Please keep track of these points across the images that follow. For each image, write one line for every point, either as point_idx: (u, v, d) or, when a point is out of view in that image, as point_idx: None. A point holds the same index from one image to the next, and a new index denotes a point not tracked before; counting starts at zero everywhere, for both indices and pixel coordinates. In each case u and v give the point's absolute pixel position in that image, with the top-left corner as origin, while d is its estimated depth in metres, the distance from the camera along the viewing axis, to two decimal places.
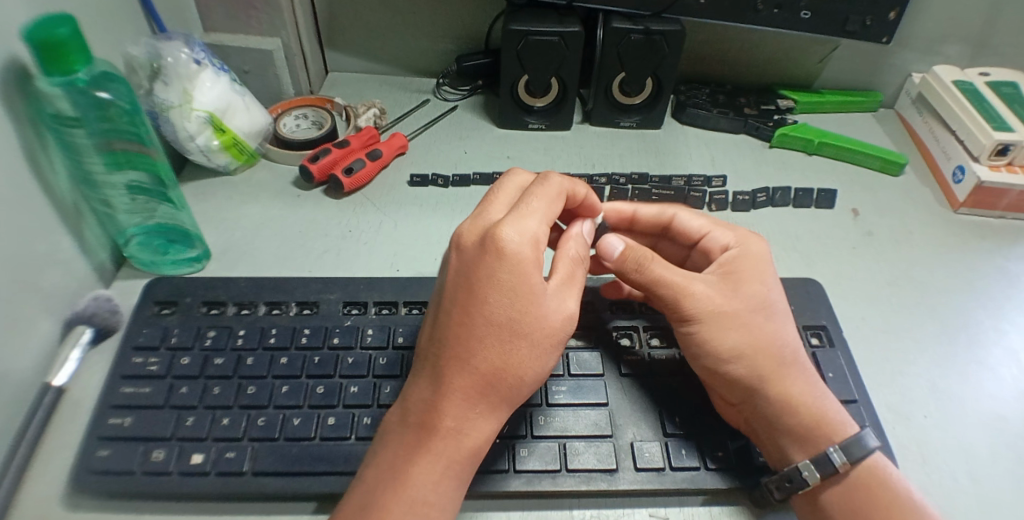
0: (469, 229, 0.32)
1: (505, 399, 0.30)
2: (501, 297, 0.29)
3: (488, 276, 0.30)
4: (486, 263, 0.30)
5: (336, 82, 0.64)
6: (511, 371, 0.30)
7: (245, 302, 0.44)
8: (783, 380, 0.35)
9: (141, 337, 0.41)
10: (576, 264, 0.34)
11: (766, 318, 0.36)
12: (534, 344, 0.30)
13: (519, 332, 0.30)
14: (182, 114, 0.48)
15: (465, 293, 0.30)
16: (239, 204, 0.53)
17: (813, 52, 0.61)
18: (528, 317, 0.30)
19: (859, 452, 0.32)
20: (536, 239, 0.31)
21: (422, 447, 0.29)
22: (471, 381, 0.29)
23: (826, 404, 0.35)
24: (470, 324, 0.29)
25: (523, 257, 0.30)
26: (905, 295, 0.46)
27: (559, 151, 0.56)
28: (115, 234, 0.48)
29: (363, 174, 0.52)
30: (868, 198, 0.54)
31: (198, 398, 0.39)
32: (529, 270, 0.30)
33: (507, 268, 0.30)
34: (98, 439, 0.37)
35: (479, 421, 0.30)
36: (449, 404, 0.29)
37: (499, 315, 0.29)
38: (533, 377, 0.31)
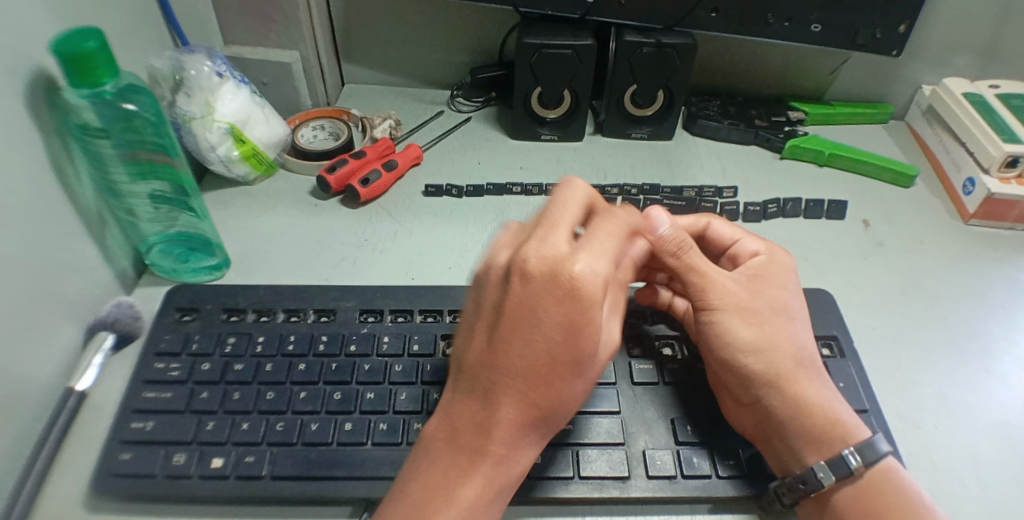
0: (533, 251, 0.28)
1: (552, 425, 0.31)
2: (564, 336, 0.28)
3: (553, 313, 0.28)
4: (555, 299, 0.28)
5: (351, 93, 0.65)
6: (563, 402, 0.30)
7: (264, 310, 0.45)
8: (798, 380, 0.35)
9: (163, 343, 0.43)
10: (623, 284, 0.33)
11: (785, 318, 0.37)
12: (586, 378, 0.30)
13: (580, 368, 0.29)
14: (204, 125, 0.49)
15: (531, 326, 0.28)
16: (256, 213, 0.53)
17: (823, 64, 0.61)
18: (585, 351, 0.29)
19: (873, 456, 0.32)
20: (606, 274, 0.29)
21: (472, 471, 0.29)
22: (525, 411, 0.29)
23: (839, 408, 0.35)
24: (535, 361, 0.28)
25: (597, 297, 0.28)
26: (917, 307, 0.47)
27: (571, 161, 0.57)
28: (137, 242, 0.49)
29: (379, 184, 0.53)
30: (879, 208, 0.54)
31: (218, 403, 0.40)
32: (595, 310, 0.28)
33: (579, 307, 0.28)
34: (123, 441, 0.38)
35: (525, 444, 0.30)
36: (504, 432, 0.29)
37: (567, 355, 0.28)
38: (577, 403, 0.31)
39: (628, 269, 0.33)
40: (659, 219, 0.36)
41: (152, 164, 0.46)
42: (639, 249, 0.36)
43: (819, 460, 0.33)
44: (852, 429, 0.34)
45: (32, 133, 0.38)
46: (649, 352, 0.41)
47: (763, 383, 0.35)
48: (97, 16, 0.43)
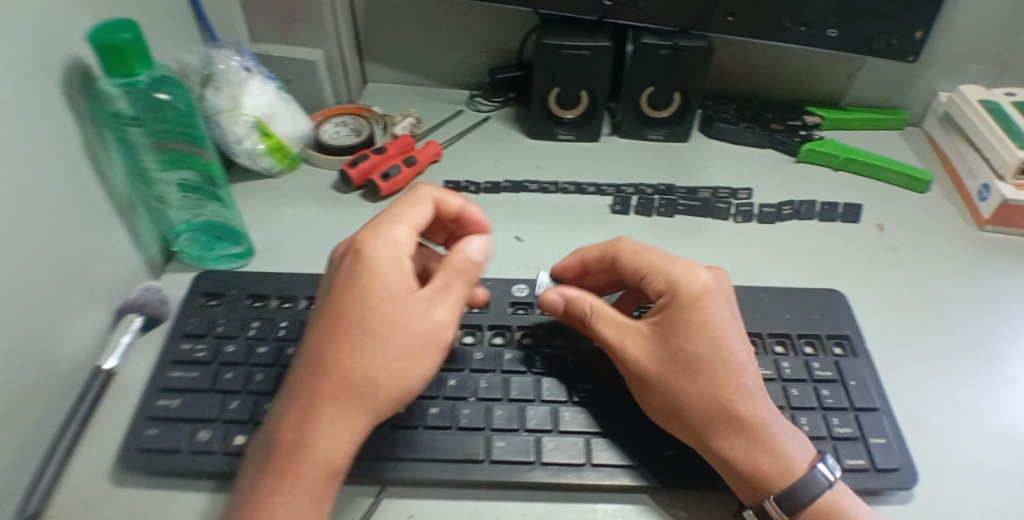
0: (346, 242, 0.36)
1: (361, 407, 0.31)
2: (356, 300, 0.32)
3: (350, 279, 0.33)
4: (346, 269, 0.34)
5: (373, 92, 0.66)
6: (360, 377, 0.31)
7: (288, 296, 0.46)
8: (732, 402, 0.33)
9: (189, 325, 0.44)
10: (454, 267, 0.35)
11: (721, 367, 0.34)
12: (385, 350, 0.32)
13: (378, 340, 0.32)
14: (230, 119, 0.51)
15: (326, 301, 0.33)
16: (280, 204, 0.55)
17: (840, 69, 0.61)
18: (357, 312, 0.32)
19: (792, 505, 0.32)
20: (395, 246, 0.34)
21: (276, 462, 0.30)
22: (329, 385, 0.31)
23: (761, 445, 0.33)
24: (329, 334, 0.32)
25: (384, 269, 0.33)
26: (929, 310, 0.47)
27: (588, 161, 0.58)
28: (166, 230, 0.51)
29: (400, 180, 0.54)
30: (893, 213, 0.55)
31: (241, 384, 0.41)
32: (383, 274, 0.33)
33: (365, 271, 0.33)
34: (150, 418, 0.40)
35: (337, 429, 0.31)
36: (297, 413, 0.31)
37: (361, 322, 0.32)
38: (388, 381, 0.32)
39: (450, 266, 0.35)
40: (550, 303, 0.40)
41: (183, 155, 0.47)
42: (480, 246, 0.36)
43: (766, 500, 0.32)
44: (789, 465, 0.33)
45: (67, 120, 0.40)
46: None
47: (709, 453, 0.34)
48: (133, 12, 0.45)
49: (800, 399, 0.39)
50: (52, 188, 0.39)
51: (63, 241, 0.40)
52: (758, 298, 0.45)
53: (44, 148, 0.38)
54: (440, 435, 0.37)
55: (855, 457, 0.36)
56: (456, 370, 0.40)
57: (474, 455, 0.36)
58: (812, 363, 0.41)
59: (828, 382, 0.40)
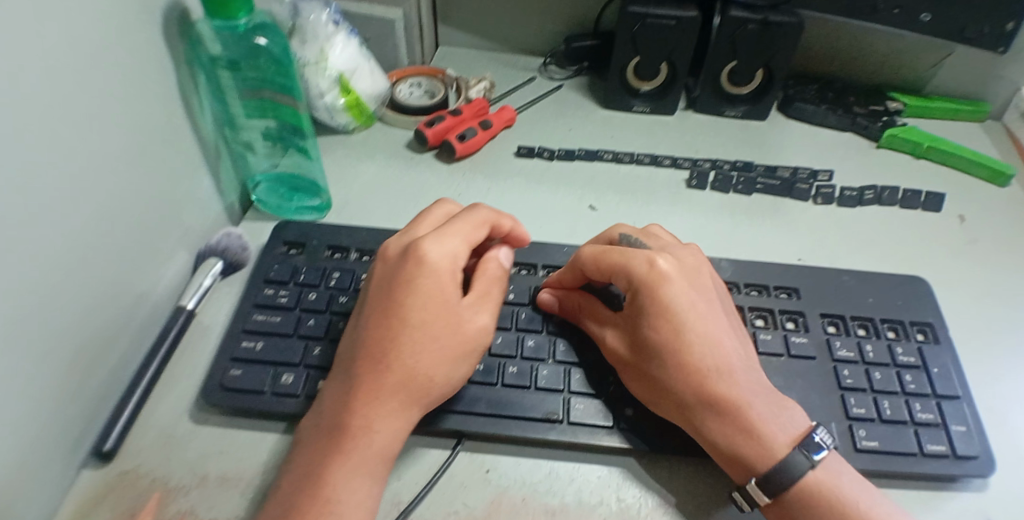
0: (395, 243, 0.38)
1: (417, 402, 0.33)
2: (417, 301, 0.34)
3: (410, 281, 0.34)
4: (403, 271, 0.35)
5: (446, 55, 0.65)
6: (416, 375, 0.33)
7: (366, 250, 0.46)
8: (752, 397, 0.33)
9: (272, 271, 0.45)
10: (494, 284, 0.38)
11: (702, 357, 0.34)
12: (443, 351, 0.34)
13: (432, 338, 0.34)
14: (316, 72, 0.51)
15: (384, 300, 0.35)
16: (354, 161, 0.55)
17: (926, 56, 0.60)
18: (417, 314, 0.34)
19: (774, 484, 0.31)
20: (452, 255, 0.36)
21: (340, 450, 0.31)
22: (385, 381, 0.33)
23: (777, 417, 0.33)
24: (383, 328, 0.34)
25: (441, 271, 0.35)
26: (1015, 306, 0.46)
27: (662, 135, 0.57)
28: (246, 178, 0.51)
29: (474, 142, 0.54)
30: (975, 206, 0.53)
31: (324, 331, 0.42)
32: (441, 280, 0.35)
33: (424, 275, 0.35)
34: (237, 357, 0.41)
35: (391, 421, 0.32)
36: (359, 405, 0.32)
37: (416, 320, 0.34)
38: (443, 381, 0.34)
39: (489, 286, 0.38)
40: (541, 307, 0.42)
41: (275, 104, 0.49)
42: (507, 256, 0.40)
43: (751, 478, 0.32)
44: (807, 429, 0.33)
45: (166, 61, 0.40)
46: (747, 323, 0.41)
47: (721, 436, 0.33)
48: None
49: (883, 382, 0.37)
50: (147, 130, 0.39)
51: (153, 183, 0.41)
52: (841, 280, 0.44)
53: (141, 87, 0.38)
54: (520, 394, 0.37)
55: (937, 443, 0.35)
56: (534, 332, 0.41)
57: (554, 416, 0.36)
58: (895, 348, 0.39)
59: (910, 368, 0.38)
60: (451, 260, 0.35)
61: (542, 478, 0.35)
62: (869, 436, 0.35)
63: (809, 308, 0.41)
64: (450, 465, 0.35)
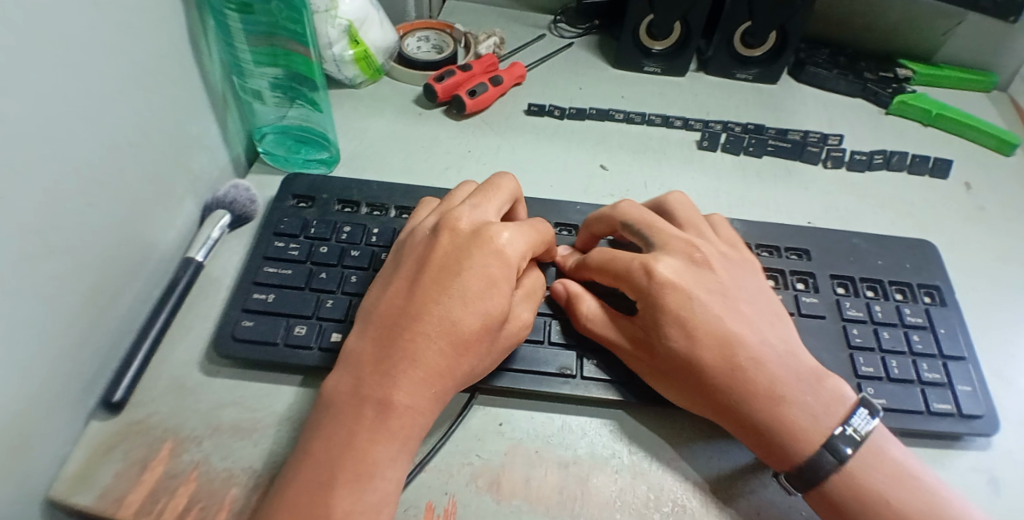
0: (465, 217, 0.36)
1: (456, 387, 0.33)
2: (483, 289, 0.33)
3: (482, 264, 0.34)
4: (472, 251, 0.34)
5: (454, 9, 0.62)
6: (467, 363, 0.33)
7: (377, 205, 0.46)
8: (791, 389, 0.33)
9: (282, 224, 0.44)
10: (538, 283, 0.38)
11: (722, 350, 0.34)
12: (493, 343, 0.34)
13: (491, 329, 0.33)
14: (326, 20, 0.49)
15: (447, 276, 0.33)
16: (361, 116, 0.53)
17: (942, 22, 0.59)
18: (484, 301, 0.33)
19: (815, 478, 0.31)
20: (520, 246, 0.35)
21: (383, 427, 0.30)
22: (439, 363, 0.32)
23: (815, 409, 0.33)
24: (447, 306, 0.32)
25: (510, 261, 0.35)
26: (1013, 272, 0.47)
27: (674, 97, 0.56)
28: (252, 129, 0.50)
29: (485, 99, 0.53)
30: (981, 174, 0.54)
31: (336, 284, 0.42)
32: (508, 269, 0.34)
33: (495, 261, 0.34)
34: (249, 308, 0.40)
35: (434, 402, 0.32)
36: (409, 382, 0.31)
37: (482, 307, 0.33)
38: (481, 370, 0.34)
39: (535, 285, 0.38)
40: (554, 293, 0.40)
41: (286, 52, 0.47)
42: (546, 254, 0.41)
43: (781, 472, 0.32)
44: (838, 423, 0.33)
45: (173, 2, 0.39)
46: None
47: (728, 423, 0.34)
48: None
49: (891, 342, 0.38)
50: (153, 74, 0.38)
51: (161, 130, 0.40)
52: (852, 243, 0.44)
53: (148, 29, 0.37)
54: (534, 350, 0.38)
55: (943, 402, 0.36)
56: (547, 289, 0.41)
57: (567, 371, 0.37)
58: (903, 309, 0.40)
59: (918, 328, 0.39)
60: (519, 250, 0.35)
61: (555, 431, 0.36)
62: (877, 394, 0.36)
63: (820, 269, 0.42)
64: (465, 419, 0.36)
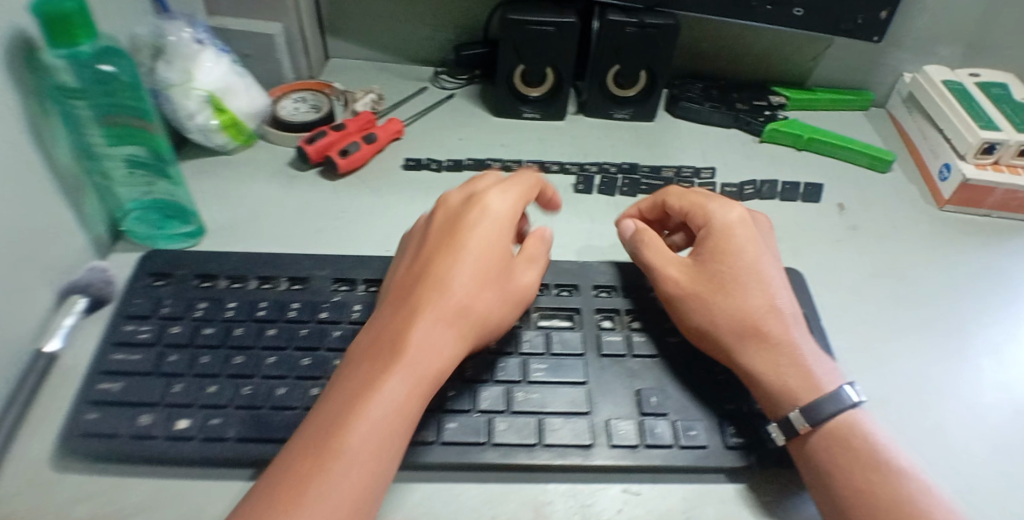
0: (454, 196, 0.38)
1: (397, 364, 0.30)
2: (453, 265, 0.34)
3: (422, 260, 0.35)
4: (467, 223, 0.36)
5: (336, 68, 0.64)
6: (399, 341, 0.31)
7: (238, 276, 0.45)
8: (770, 339, 0.36)
9: (132, 307, 0.43)
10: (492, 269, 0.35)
11: (709, 288, 0.38)
12: (433, 313, 0.32)
13: (466, 300, 0.33)
14: (183, 93, 0.49)
15: (404, 280, 0.35)
16: (234, 184, 0.52)
17: (808, 49, 0.61)
18: (425, 281, 0.33)
19: (830, 411, 0.33)
20: (509, 209, 0.37)
21: (386, 368, 0.30)
22: (369, 343, 0.31)
23: (789, 369, 0.35)
24: (424, 287, 0.33)
25: (491, 226, 0.36)
26: (888, 287, 0.47)
27: (554, 140, 0.57)
28: (114, 209, 0.49)
29: (359, 156, 0.53)
30: (855, 193, 0.55)
31: (187, 366, 0.40)
32: (459, 249, 0.35)
33: (476, 235, 0.35)
34: (92, 399, 0.38)
35: (405, 398, 0.29)
36: (385, 372, 0.30)
37: (458, 278, 0.33)
38: (421, 342, 0.31)
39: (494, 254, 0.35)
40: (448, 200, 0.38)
41: (130, 130, 0.45)
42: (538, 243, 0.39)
43: (795, 409, 0.34)
44: (813, 383, 0.34)
45: (8, 97, 0.37)
46: (619, 327, 0.42)
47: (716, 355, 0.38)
48: None
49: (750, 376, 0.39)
50: None
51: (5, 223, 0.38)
52: None
53: None
54: None
55: None
56: None
57: (425, 439, 0.35)
58: None
59: None
60: (505, 221, 0.36)
61: (416, 508, 0.34)
62: (734, 433, 0.36)
63: None
64: None
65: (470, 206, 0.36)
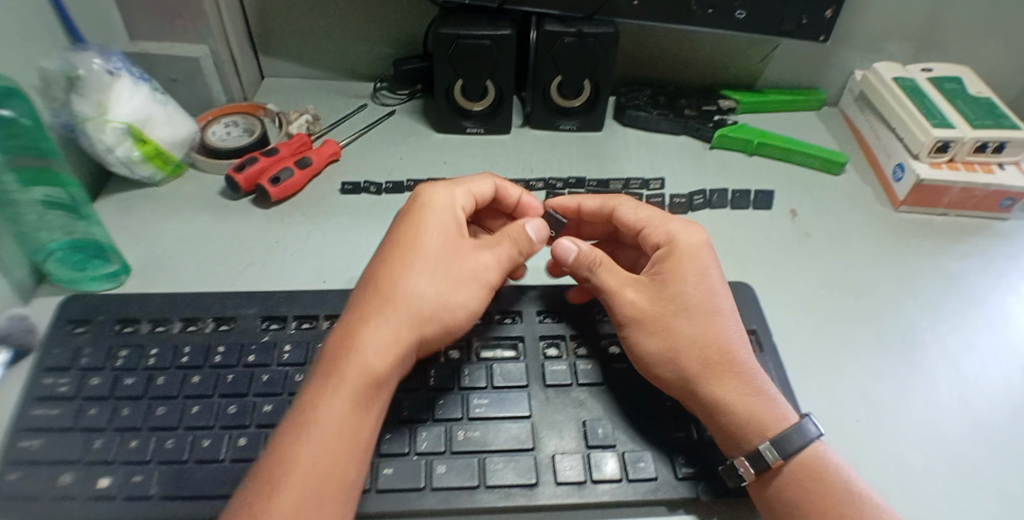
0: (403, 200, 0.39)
1: (399, 315, 0.32)
2: (402, 257, 0.34)
3: (401, 219, 0.36)
4: (406, 224, 0.36)
5: (271, 88, 0.62)
6: (405, 286, 0.33)
7: (160, 319, 0.41)
8: (729, 368, 0.33)
9: (51, 358, 0.38)
10: (509, 241, 0.37)
11: (667, 312, 0.35)
12: (432, 264, 0.34)
13: (409, 296, 0.32)
14: (98, 127, 0.46)
15: (385, 243, 0.36)
16: (161, 217, 0.50)
17: (754, 51, 0.60)
18: (427, 243, 0.34)
19: (794, 446, 0.31)
20: (450, 205, 0.37)
21: (355, 340, 0.31)
22: (371, 294, 0.33)
23: (756, 401, 0.32)
24: (370, 289, 0.33)
25: (433, 217, 0.36)
26: (839, 296, 0.45)
27: (498, 156, 0.55)
28: (31, 253, 0.44)
29: (291, 184, 0.51)
30: (807, 197, 0.53)
31: (107, 420, 0.35)
32: (431, 212, 0.36)
33: (430, 209, 0.36)
34: (2, 463, 0.33)
35: (347, 408, 0.29)
36: (327, 382, 0.29)
37: (400, 272, 0.33)
38: (430, 299, 0.33)
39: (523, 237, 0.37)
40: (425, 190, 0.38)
41: (33, 170, 0.41)
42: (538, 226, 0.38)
43: (765, 441, 0.31)
44: (779, 414, 0.32)
45: None
46: (566, 354, 0.39)
47: (674, 390, 0.34)
48: None
49: None
50: None
51: None
52: None
53: None
54: None
55: None
56: None
57: None
58: None
59: None
60: (450, 211, 0.37)
61: None
62: (687, 462, 0.33)
63: None
64: None
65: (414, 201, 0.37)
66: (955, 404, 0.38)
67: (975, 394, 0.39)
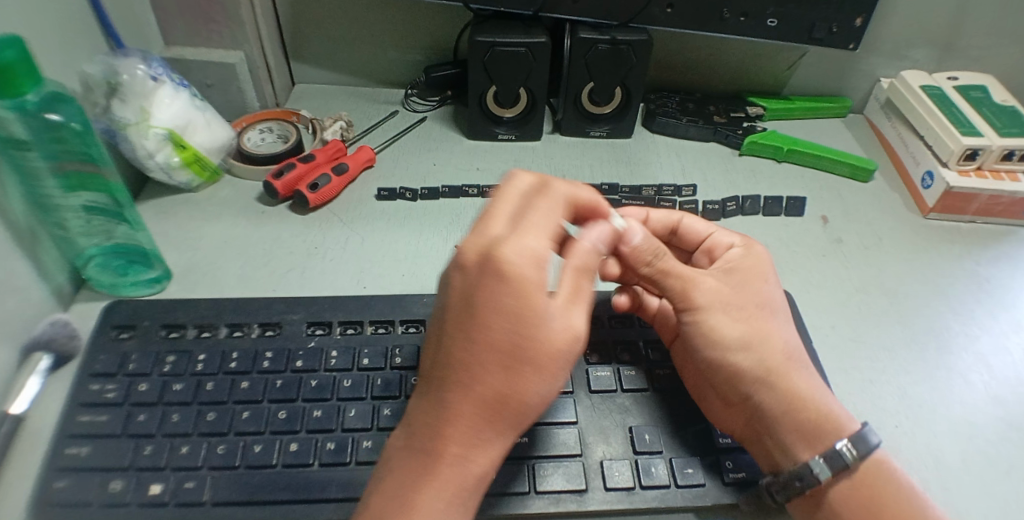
0: (470, 243, 0.29)
1: (512, 425, 0.28)
2: (499, 323, 0.27)
3: (488, 297, 0.27)
4: (490, 284, 0.27)
5: (302, 94, 0.63)
6: (517, 392, 0.28)
7: (206, 325, 0.41)
8: (788, 374, 0.34)
9: (98, 364, 0.38)
10: (584, 276, 0.31)
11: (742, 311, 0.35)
12: (541, 366, 0.28)
13: (525, 356, 0.27)
14: (139, 132, 0.47)
15: (468, 327, 0.28)
16: (199, 222, 0.51)
17: (781, 59, 0.61)
18: (535, 346, 0.27)
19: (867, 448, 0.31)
20: (537, 260, 0.28)
21: (457, 408, 0.27)
22: (477, 405, 0.27)
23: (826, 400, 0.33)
24: (465, 347, 0.28)
25: (526, 278, 0.27)
26: (874, 302, 0.46)
27: (530, 162, 0.56)
28: (72, 256, 0.44)
29: (329, 190, 0.51)
30: (837, 204, 0.54)
31: (156, 425, 0.35)
32: (533, 292, 0.27)
33: (517, 279, 0.27)
34: (52, 471, 0.33)
35: (486, 450, 0.28)
36: (452, 431, 0.27)
37: (502, 340, 0.27)
38: (540, 402, 0.29)
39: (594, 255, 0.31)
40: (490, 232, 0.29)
41: (81, 176, 0.41)
42: (604, 235, 0.33)
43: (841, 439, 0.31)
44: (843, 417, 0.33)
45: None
46: (608, 359, 0.39)
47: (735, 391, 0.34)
48: (25, 18, 0.39)
49: None
50: None
51: None
52: None
53: None
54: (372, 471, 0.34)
55: None
56: (392, 399, 0.37)
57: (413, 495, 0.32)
58: None
59: None
60: (539, 260, 0.28)
61: None
62: (736, 467, 0.34)
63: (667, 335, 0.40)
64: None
65: (497, 247, 0.28)
66: (993, 409, 0.39)
67: (1012, 398, 0.40)
